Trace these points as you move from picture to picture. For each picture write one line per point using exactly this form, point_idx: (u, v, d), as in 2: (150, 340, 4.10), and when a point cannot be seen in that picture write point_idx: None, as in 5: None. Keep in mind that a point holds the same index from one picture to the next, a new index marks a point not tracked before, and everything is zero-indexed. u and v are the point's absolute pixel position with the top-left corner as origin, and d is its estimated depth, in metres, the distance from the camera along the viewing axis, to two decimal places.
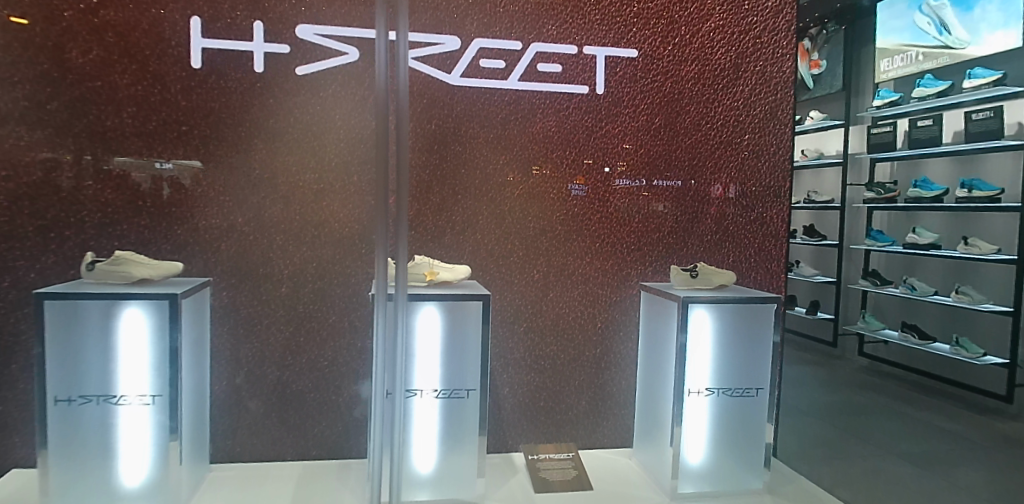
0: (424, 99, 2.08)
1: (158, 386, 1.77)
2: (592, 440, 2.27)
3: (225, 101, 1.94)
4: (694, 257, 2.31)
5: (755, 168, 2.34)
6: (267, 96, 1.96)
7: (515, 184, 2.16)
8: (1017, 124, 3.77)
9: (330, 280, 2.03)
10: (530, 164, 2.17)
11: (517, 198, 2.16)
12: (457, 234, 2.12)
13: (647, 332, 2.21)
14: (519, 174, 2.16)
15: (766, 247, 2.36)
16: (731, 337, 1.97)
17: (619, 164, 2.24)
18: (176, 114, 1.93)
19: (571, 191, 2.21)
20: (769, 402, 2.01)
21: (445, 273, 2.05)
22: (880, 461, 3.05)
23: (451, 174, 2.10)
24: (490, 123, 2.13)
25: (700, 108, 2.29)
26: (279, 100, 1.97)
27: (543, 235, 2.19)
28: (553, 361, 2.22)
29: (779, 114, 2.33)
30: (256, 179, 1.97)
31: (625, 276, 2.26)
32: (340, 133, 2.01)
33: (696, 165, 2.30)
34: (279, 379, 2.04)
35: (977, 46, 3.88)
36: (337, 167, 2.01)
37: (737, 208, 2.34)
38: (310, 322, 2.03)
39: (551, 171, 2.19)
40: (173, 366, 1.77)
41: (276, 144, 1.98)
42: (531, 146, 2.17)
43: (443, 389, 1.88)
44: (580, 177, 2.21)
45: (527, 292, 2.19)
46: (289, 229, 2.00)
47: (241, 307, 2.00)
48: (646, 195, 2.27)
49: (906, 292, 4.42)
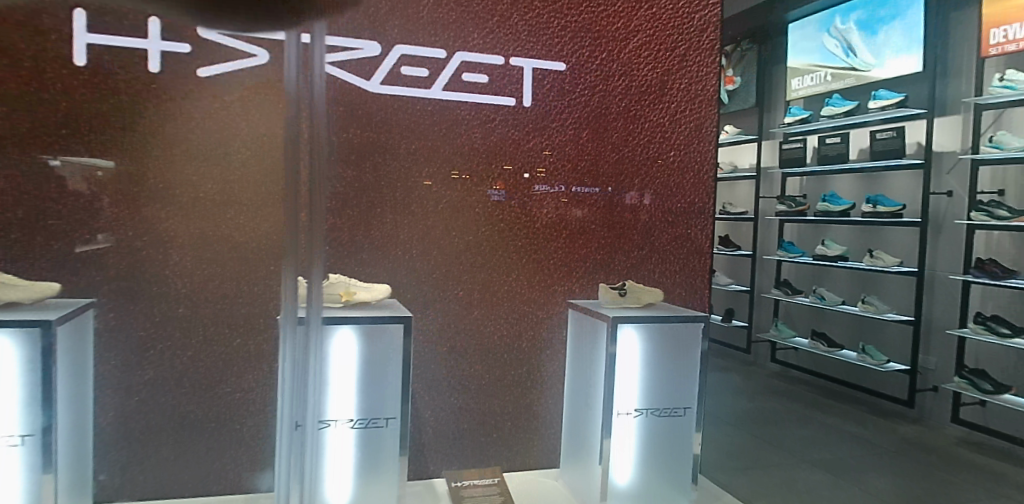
0: (341, 106, 1.95)
1: (30, 424, 1.57)
2: (518, 462, 2.20)
3: (115, 103, 1.76)
4: (621, 273, 2.29)
5: (680, 184, 2.35)
6: (164, 98, 1.79)
7: (439, 198, 2.06)
8: (916, 143, 3.97)
9: (235, 300, 1.87)
10: (455, 177, 2.08)
11: (442, 213, 2.07)
12: (376, 249, 2.00)
13: (575, 350, 2.17)
14: (444, 188, 2.07)
15: (690, 263, 2.37)
16: (659, 358, 1.95)
17: (539, 171, 2.19)
18: (57, 117, 1.73)
19: (495, 203, 2.13)
20: (696, 422, 2.00)
21: (363, 294, 1.93)
22: (796, 470, 3.15)
23: (371, 186, 1.99)
24: (412, 134, 2.03)
25: (627, 123, 2.28)
26: (178, 103, 1.80)
27: (468, 251, 2.11)
28: (478, 382, 2.14)
29: (703, 131, 2.35)
30: (152, 190, 1.79)
31: (553, 292, 2.21)
32: (248, 141, 1.85)
33: (622, 181, 2.28)
34: (177, 409, 1.85)
35: (882, 69, 4.04)
36: (244, 177, 1.86)
37: (662, 224, 2.34)
38: (212, 345, 1.86)
39: (477, 185, 2.11)
40: (49, 402, 1.58)
41: (175, 151, 1.81)
42: (456, 158, 2.08)
43: (360, 418, 1.76)
44: (499, 180, 2.14)
45: (450, 310, 2.10)
46: (189, 244, 1.83)
47: (132, 330, 1.81)
48: (562, 201, 2.22)
49: (816, 301, 4.64)
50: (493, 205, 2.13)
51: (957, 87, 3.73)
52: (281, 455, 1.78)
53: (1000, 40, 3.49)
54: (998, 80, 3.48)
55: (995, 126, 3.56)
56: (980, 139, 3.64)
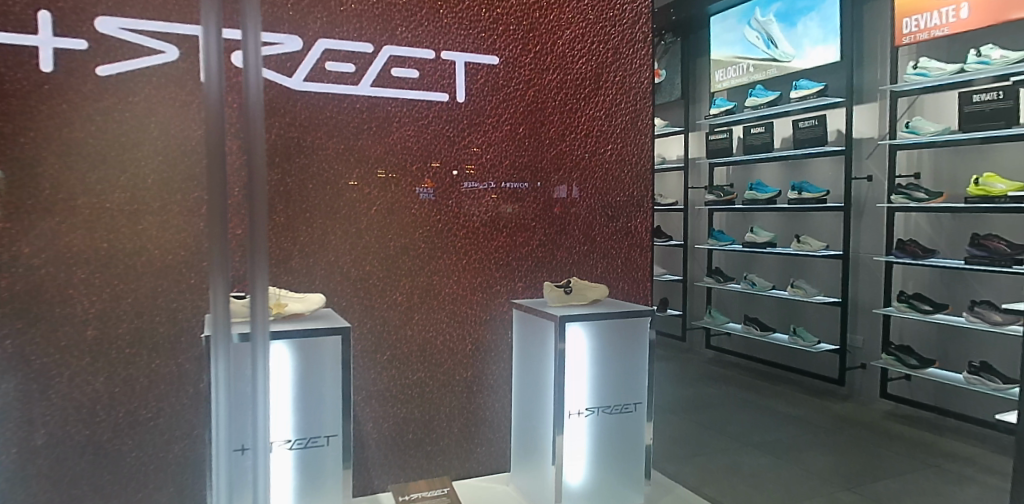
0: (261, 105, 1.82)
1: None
2: (465, 468, 2.13)
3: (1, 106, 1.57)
4: (563, 269, 2.26)
5: (618, 177, 2.33)
6: (59, 98, 1.62)
7: (373, 200, 1.97)
8: (837, 131, 4.15)
9: (152, 318, 1.72)
10: (388, 178, 1.99)
11: (377, 216, 1.98)
12: (307, 256, 1.89)
13: (521, 349, 2.11)
14: (377, 189, 1.97)
15: (632, 256, 2.37)
16: (608, 354, 1.93)
17: (468, 166, 2.11)
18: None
19: (424, 203, 2.05)
20: (647, 417, 1.99)
21: (295, 306, 1.74)
22: (740, 453, 3.21)
23: (298, 190, 1.87)
24: (341, 133, 1.92)
25: (563, 117, 2.24)
26: (76, 104, 1.63)
27: (405, 253, 2.02)
28: (422, 390, 2.06)
29: (639, 123, 2.35)
30: (50, 201, 1.63)
31: (495, 293, 2.15)
32: (160, 145, 1.71)
33: (561, 176, 2.25)
34: (90, 440, 1.69)
35: (802, 59, 4.25)
36: (157, 184, 1.71)
37: (603, 218, 2.32)
38: (127, 369, 1.71)
39: (412, 185, 2.03)
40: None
41: (77, 157, 1.64)
42: (390, 158, 1.99)
43: (297, 439, 1.63)
44: (423, 175, 2.04)
45: (389, 317, 2.01)
46: (97, 258, 1.67)
47: (34, 357, 1.63)
48: (487, 198, 2.14)
49: (747, 287, 4.75)
50: (429, 205, 2.05)
51: (872, 76, 3.93)
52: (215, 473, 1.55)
53: (912, 29, 3.52)
54: (912, 68, 3.63)
55: (909, 112, 3.73)
56: (897, 125, 3.78)
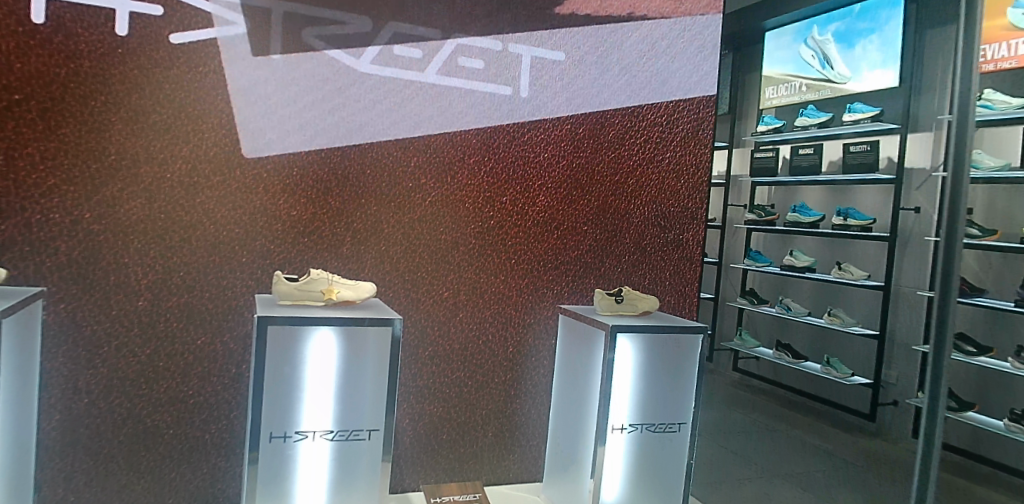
0: (326, 84, 1.78)
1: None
2: (497, 475, 2.08)
3: (74, 68, 1.56)
4: (611, 278, 2.20)
5: (675, 188, 2.27)
6: (129, 64, 1.59)
7: (428, 190, 1.93)
8: (888, 158, 4.03)
9: (201, 293, 1.71)
10: (446, 169, 1.95)
11: (430, 207, 1.93)
12: (357, 244, 1.85)
13: (564, 356, 2.04)
14: (434, 179, 1.93)
15: (681, 270, 2.31)
16: (655, 370, 1.87)
17: (524, 161, 2.05)
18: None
19: (478, 197, 1.99)
20: (689, 441, 1.93)
21: (348, 293, 1.62)
22: (773, 484, 3.10)
23: (355, 174, 1.83)
24: (402, 119, 1.88)
25: (625, 120, 2.18)
26: (145, 72, 1.61)
27: (455, 248, 1.98)
28: (460, 390, 2.01)
29: (699, 133, 2.29)
30: (112, 169, 1.60)
31: (542, 296, 2.10)
32: (225, 118, 1.69)
33: (619, 180, 2.19)
34: (130, 414, 1.67)
35: (858, 82, 4.08)
36: (218, 155, 1.69)
37: (656, 228, 2.26)
38: (173, 343, 1.70)
39: (470, 178, 1.98)
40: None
41: (143, 124, 1.62)
42: (450, 147, 1.95)
43: (338, 430, 1.56)
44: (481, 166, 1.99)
45: (434, 312, 1.96)
46: (152, 230, 1.65)
47: (83, 324, 1.62)
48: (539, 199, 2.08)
49: (782, 312, 4.54)
50: (485, 200, 2.00)
51: (929, 104, 3.80)
52: (263, 426, 1.49)
53: None
54: None
55: None
56: None
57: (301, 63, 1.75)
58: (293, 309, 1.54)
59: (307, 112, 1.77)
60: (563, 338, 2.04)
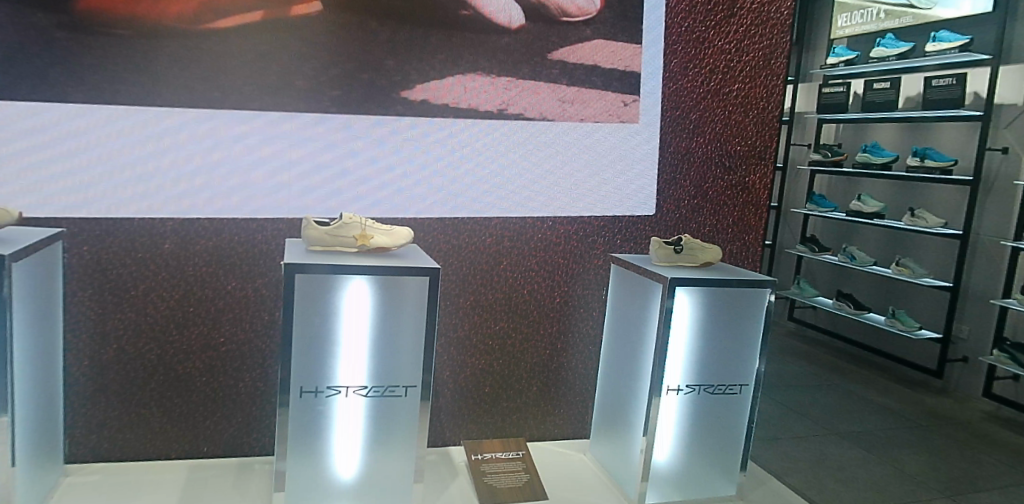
0: (357, 7, 1.61)
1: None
2: (541, 431, 1.99)
3: None
4: (668, 223, 2.02)
5: (741, 124, 2.06)
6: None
7: (475, 132, 1.75)
8: (975, 93, 3.59)
9: (229, 238, 1.61)
10: (495, 108, 1.76)
11: (478, 151, 1.76)
12: (392, 186, 1.70)
13: (615, 309, 1.88)
14: (481, 120, 1.75)
15: (744, 216, 2.13)
16: (717, 324, 1.71)
17: (585, 99, 1.84)
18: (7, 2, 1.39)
19: (533, 141, 1.81)
20: (751, 404, 1.79)
21: (382, 239, 1.47)
22: (830, 443, 2.93)
23: (390, 108, 1.67)
24: (441, 46, 1.69)
25: (690, 47, 1.94)
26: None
27: (504, 189, 1.81)
28: (503, 342, 1.90)
29: (771, 63, 2.05)
30: (127, 103, 1.49)
31: (592, 243, 1.94)
32: (246, 47, 1.55)
33: (683, 115, 1.98)
34: (160, 362, 1.61)
35: (945, 8, 3.70)
36: (246, 91, 1.56)
37: (719, 169, 2.06)
38: (202, 289, 1.61)
39: (524, 119, 1.79)
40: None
41: (160, 55, 1.49)
42: (498, 85, 1.75)
43: (374, 386, 1.46)
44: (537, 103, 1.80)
45: (475, 260, 1.83)
46: (171, 172, 1.53)
47: (108, 269, 1.54)
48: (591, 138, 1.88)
49: (845, 260, 4.19)
50: (541, 142, 1.82)
51: None
52: (294, 380, 1.40)
53: None
54: None
55: None
56: None
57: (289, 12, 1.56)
58: (324, 258, 1.40)
59: (337, 39, 1.61)
60: (615, 292, 1.88)
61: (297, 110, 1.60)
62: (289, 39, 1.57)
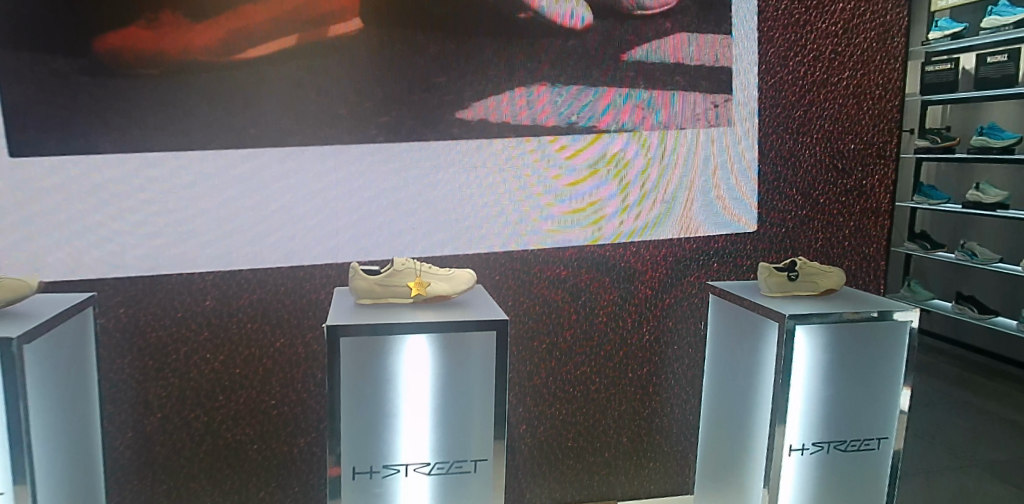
0: (401, 21, 1.42)
1: (3, 478, 1.08)
2: (634, 487, 1.73)
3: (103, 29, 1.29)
4: (771, 241, 1.73)
5: (854, 118, 1.74)
6: (164, 20, 1.31)
7: (573, 149, 1.54)
8: None
9: (274, 289, 1.44)
10: (593, 121, 1.54)
11: (573, 171, 1.54)
12: (452, 220, 1.50)
13: (716, 346, 1.60)
14: (579, 135, 1.54)
15: (862, 226, 1.81)
16: (848, 364, 1.42)
17: (669, 103, 1.58)
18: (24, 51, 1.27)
19: (638, 157, 1.58)
20: (892, 461, 1.48)
21: (440, 286, 1.27)
22: (971, 477, 2.51)
23: (444, 131, 1.46)
24: (500, 57, 1.47)
25: (788, 33, 1.65)
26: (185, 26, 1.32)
27: (582, 214, 1.57)
28: (585, 388, 1.65)
29: (888, 43, 1.72)
30: (156, 150, 1.34)
31: (685, 269, 1.66)
32: (282, 75, 1.38)
33: (785, 114, 1.68)
34: (208, 429, 1.46)
35: None
36: (285, 124, 1.39)
37: (830, 172, 1.75)
38: (248, 348, 1.45)
39: (627, 132, 1.56)
40: (15, 443, 1.05)
41: (188, 93, 1.34)
42: (595, 94, 1.53)
43: (438, 462, 1.25)
44: (634, 113, 1.56)
45: (550, 296, 1.59)
46: (208, 221, 1.39)
47: (148, 331, 1.40)
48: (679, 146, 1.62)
49: (963, 259, 3.66)
50: (630, 158, 1.58)
51: None
52: (345, 462, 1.21)
53: None
54: None
55: None
56: None
57: (322, 33, 1.38)
58: (379, 315, 1.20)
59: (381, 59, 1.42)
60: (717, 325, 1.60)
61: (341, 142, 1.42)
62: (329, 62, 1.39)
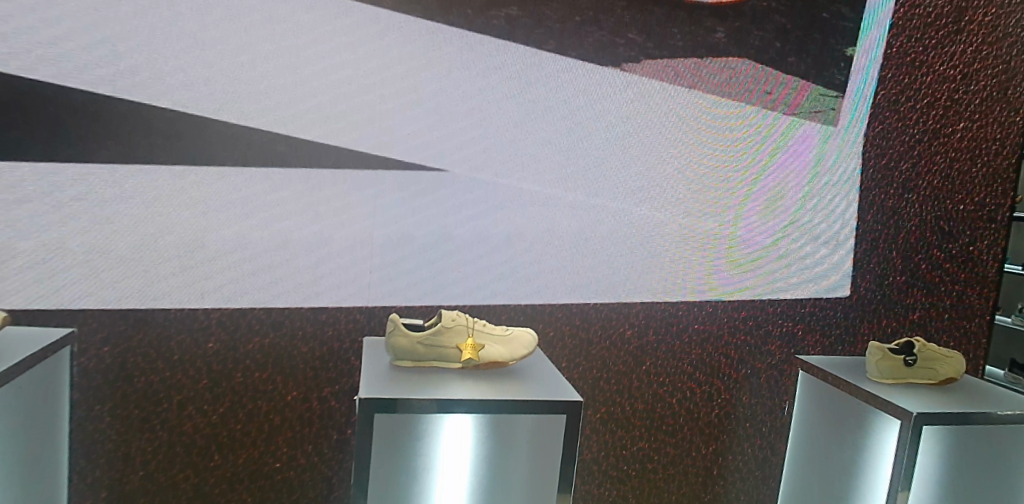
0: (458, 37, 1.24)
1: None
2: None
3: (117, 23, 1.12)
4: (865, 308, 1.49)
5: (966, 175, 1.51)
6: (188, 18, 1.15)
7: (676, 192, 1.36)
8: None
9: (289, 333, 1.23)
10: (700, 163, 1.36)
11: (670, 216, 1.36)
12: (501, 264, 1.29)
13: (810, 425, 1.39)
14: (684, 177, 1.36)
15: (967, 299, 1.56)
16: (970, 471, 1.18)
17: (788, 151, 1.40)
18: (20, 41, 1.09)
19: (751, 206, 1.39)
20: None
21: (496, 350, 1.04)
22: None
23: (496, 163, 1.28)
24: (565, 83, 1.29)
25: (901, 74, 1.44)
26: (212, 28, 1.16)
27: (655, 265, 1.36)
28: (640, 468, 1.41)
29: (1009, 93, 1.50)
30: (167, 162, 1.16)
31: (766, 338, 1.43)
32: (319, 89, 1.20)
33: (891, 165, 1.46)
34: (197, 492, 1.24)
35: None
36: (320, 141, 1.21)
37: (935, 234, 1.52)
38: (252, 401, 1.23)
39: (739, 178, 1.38)
40: None
41: (213, 100, 1.17)
42: (707, 136, 1.36)
43: None
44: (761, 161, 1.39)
45: (609, 359, 1.35)
46: (219, 248, 1.19)
47: (135, 375, 1.19)
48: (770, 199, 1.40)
49: None
50: (710, 204, 1.37)
51: None
52: None
53: None
54: None
55: None
56: None
57: (367, 45, 1.21)
58: (418, 388, 0.97)
59: (432, 78, 1.24)
60: (816, 400, 1.36)
61: (383, 167, 1.23)
62: (373, 77, 1.22)
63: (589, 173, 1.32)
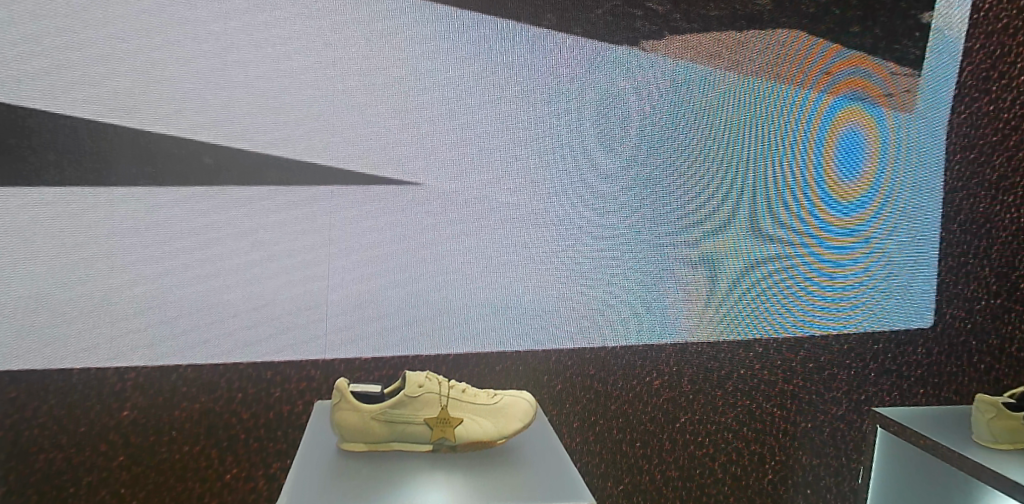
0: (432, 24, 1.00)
1: None
2: None
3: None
4: (954, 341, 1.18)
5: None
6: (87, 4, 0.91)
7: (732, 207, 1.08)
8: None
9: (226, 397, 0.97)
10: (760, 167, 1.08)
11: (723, 235, 1.09)
12: (496, 303, 1.03)
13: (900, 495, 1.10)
14: (741, 187, 1.08)
15: None
16: None
17: (867, 151, 1.12)
18: None
19: (826, 219, 1.11)
20: None
21: (477, 425, 0.77)
22: None
23: (485, 174, 1.02)
24: (568, 74, 1.04)
25: (992, 44, 1.15)
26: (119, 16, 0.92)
27: (699, 295, 1.09)
28: None
29: None
30: (60, 180, 0.91)
31: (829, 384, 1.14)
32: (258, 90, 0.96)
33: (982, 158, 1.17)
34: None
35: None
36: (256, 151, 0.96)
37: None
38: (181, 484, 0.97)
39: (811, 183, 1.10)
40: None
41: (119, 104, 0.92)
42: (768, 135, 1.08)
43: None
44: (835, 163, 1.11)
45: (633, 416, 1.07)
46: (132, 292, 0.93)
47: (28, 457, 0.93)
48: (840, 206, 1.12)
49: None
50: (766, 216, 1.09)
51: None
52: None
53: None
54: None
55: None
56: None
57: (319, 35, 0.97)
58: (369, 485, 0.70)
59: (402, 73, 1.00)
60: None
61: (340, 182, 0.98)
62: (327, 73, 0.98)
63: (606, 181, 1.05)
